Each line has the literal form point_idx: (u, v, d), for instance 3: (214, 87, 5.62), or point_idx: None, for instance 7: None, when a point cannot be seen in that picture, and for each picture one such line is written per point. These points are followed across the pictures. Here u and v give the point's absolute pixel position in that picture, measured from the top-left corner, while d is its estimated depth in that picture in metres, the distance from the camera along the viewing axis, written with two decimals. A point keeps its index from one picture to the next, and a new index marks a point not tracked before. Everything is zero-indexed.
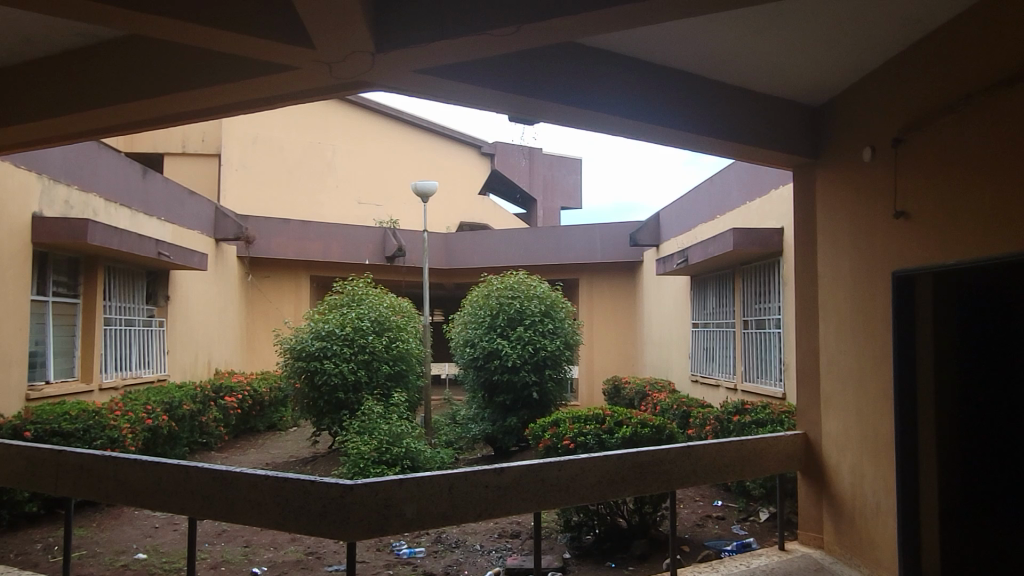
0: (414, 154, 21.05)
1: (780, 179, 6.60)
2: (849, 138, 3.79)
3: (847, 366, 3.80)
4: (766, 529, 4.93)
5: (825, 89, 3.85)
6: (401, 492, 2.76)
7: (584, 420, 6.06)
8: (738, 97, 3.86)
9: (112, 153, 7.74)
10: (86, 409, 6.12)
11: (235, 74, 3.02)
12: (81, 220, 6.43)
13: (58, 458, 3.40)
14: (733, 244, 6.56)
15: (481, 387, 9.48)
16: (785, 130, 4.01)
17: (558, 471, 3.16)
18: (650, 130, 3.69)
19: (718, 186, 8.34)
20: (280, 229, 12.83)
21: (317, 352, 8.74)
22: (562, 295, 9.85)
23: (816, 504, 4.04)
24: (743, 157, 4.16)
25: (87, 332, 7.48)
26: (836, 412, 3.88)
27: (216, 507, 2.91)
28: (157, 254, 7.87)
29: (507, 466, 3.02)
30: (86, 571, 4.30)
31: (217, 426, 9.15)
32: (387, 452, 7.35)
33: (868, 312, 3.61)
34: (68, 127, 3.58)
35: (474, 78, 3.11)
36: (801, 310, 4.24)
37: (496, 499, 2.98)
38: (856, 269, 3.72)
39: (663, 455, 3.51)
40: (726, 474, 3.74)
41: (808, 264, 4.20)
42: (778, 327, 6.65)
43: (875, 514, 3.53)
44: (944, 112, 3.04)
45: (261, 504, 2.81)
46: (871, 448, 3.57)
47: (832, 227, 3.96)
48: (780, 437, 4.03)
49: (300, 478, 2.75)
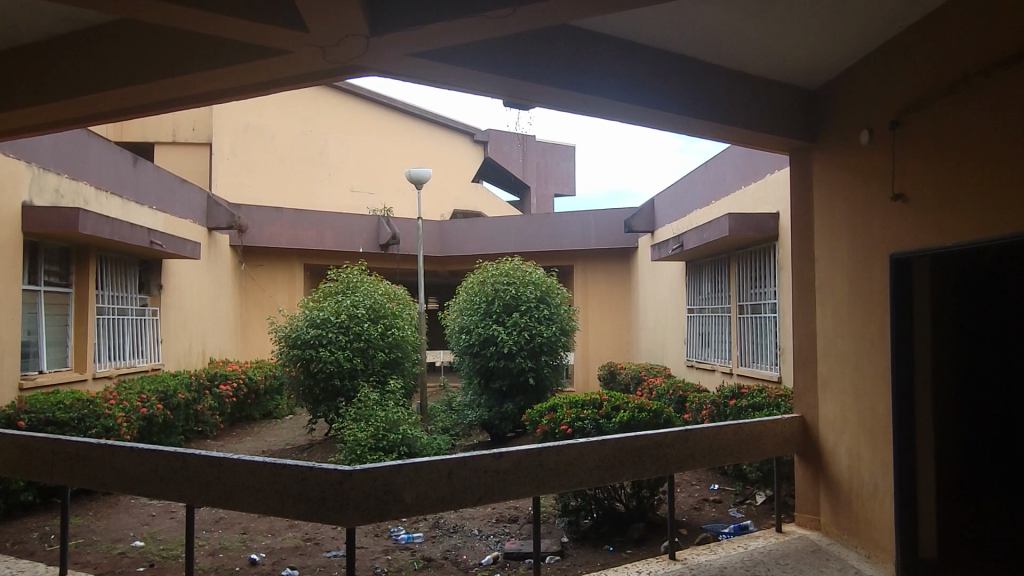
0: (407, 141, 20.94)
1: (775, 163, 6.60)
2: (846, 120, 3.76)
3: (844, 349, 3.81)
4: (763, 512, 4.94)
5: (822, 72, 3.82)
6: (400, 478, 2.75)
7: (581, 405, 6.05)
8: (735, 80, 3.83)
9: (103, 142, 7.67)
10: (80, 398, 6.09)
11: (226, 59, 2.98)
12: (72, 210, 6.37)
13: (53, 446, 3.37)
14: (728, 229, 6.56)
15: (477, 373, 9.49)
16: (781, 113, 3.99)
17: (557, 455, 3.15)
18: (646, 114, 3.66)
19: (713, 171, 8.32)
20: (273, 218, 12.76)
21: (311, 340, 8.71)
22: (557, 281, 9.84)
23: (813, 486, 4.05)
24: (740, 141, 4.14)
25: (80, 322, 7.43)
26: (833, 396, 3.89)
27: (213, 495, 2.90)
28: (149, 243, 7.82)
29: (506, 451, 3.02)
30: (83, 560, 4.29)
31: (212, 414, 9.14)
32: (384, 439, 7.36)
33: (865, 295, 3.61)
34: (58, 114, 3.53)
35: (470, 61, 3.08)
36: (798, 293, 4.24)
37: (496, 484, 2.98)
38: (854, 251, 3.71)
39: (661, 439, 3.50)
40: (723, 457, 3.74)
41: (805, 247, 4.19)
42: (773, 312, 6.67)
43: (872, 496, 3.54)
44: (943, 94, 3.02)
45: (260, 491, 2.79)
46: (868, 431, 3.57)
47: (829, 210, 3.95)
48: (777, 420, 4.04)
49: (298, 464, 2.74)
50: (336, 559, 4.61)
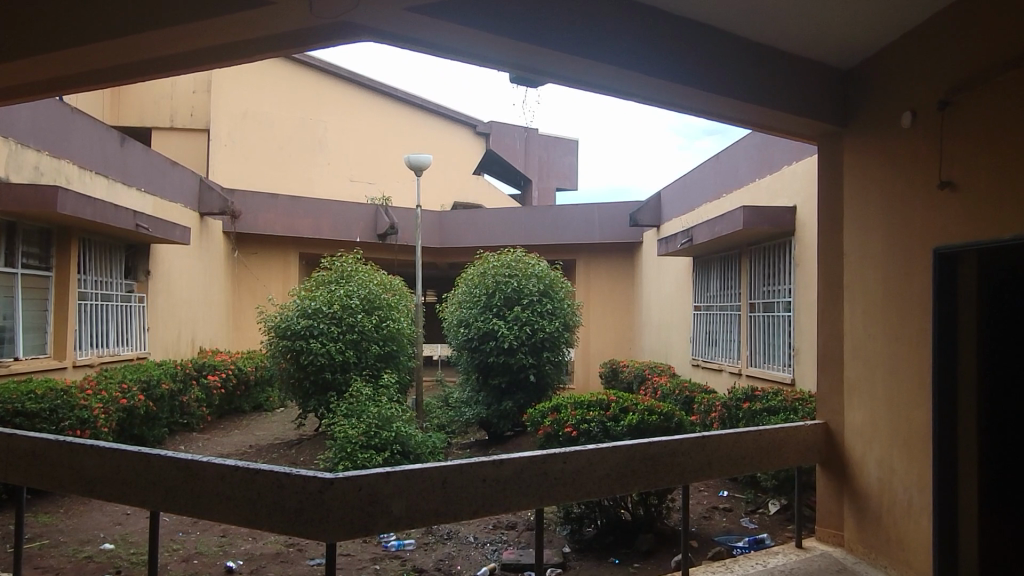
0: (408, 131, 20.59)
1: (793, 154, 6.29)
2: (885, 102, 3.44)
3: (876, 352, 3.49)
4: (778, 523, 4.68)
5: (858, 49, 3.51)
6: (388, 487, 2.44)
7: (586, 407, 5.77)
8: (763, 56, 3.52)
9: (86, 118, 7.33)
10: (53, 388, 5.77)
11: (199, 12, 2.67)
12: (50, 188, 6.06)
13: (7, 442, 3.06)
14: (742, 223, 6.26)
15: (475, 368, 9.21)
16: (809, 92, 3.68)
17: (563, 463, 2.84)
18: (668, 89, 3.36)
19: (725, 163, 8.00)
20: (268, 205, 12.45)
21: (302, 331, 8.38)
22: (560, 274, 9.51)
23: (837, 499, 3.75)
24: (766, 123, 3.82)
25: (60, 308, 7.11)
26: (862, 402, 3.58)
27: (179, 501, 2.58)
28: (135, 226, 7.47)
29: (508, 458, 2.71)
30: (45, 564, 3.97)
31: (199, 406, 8.84)
32: (376, 436, 7.09)
33: (903, 293, 3.29)
34: (17, 76, 3.21)
35: (475, 21, 2.76)
36: (823, 290, 3.94)
37: (495, 495, 2.66)
38: (891, 245, 3.39)
39: (676, 447, 3.20)
40: (742, 466, 3.43)
41: (833, 240, 3.88)
42: (787, 310, 6.38)
43: (905, 512, 3.25)
44: (1001, 70, 2.71)
45: (230, 498, 2.48)
46: (903, 441, 3.27)
47: (862, 201, 3.63)
48: (799, 426, 3.73)
49: (273, 469, 2.43)
50: (320, 568, 4.32)
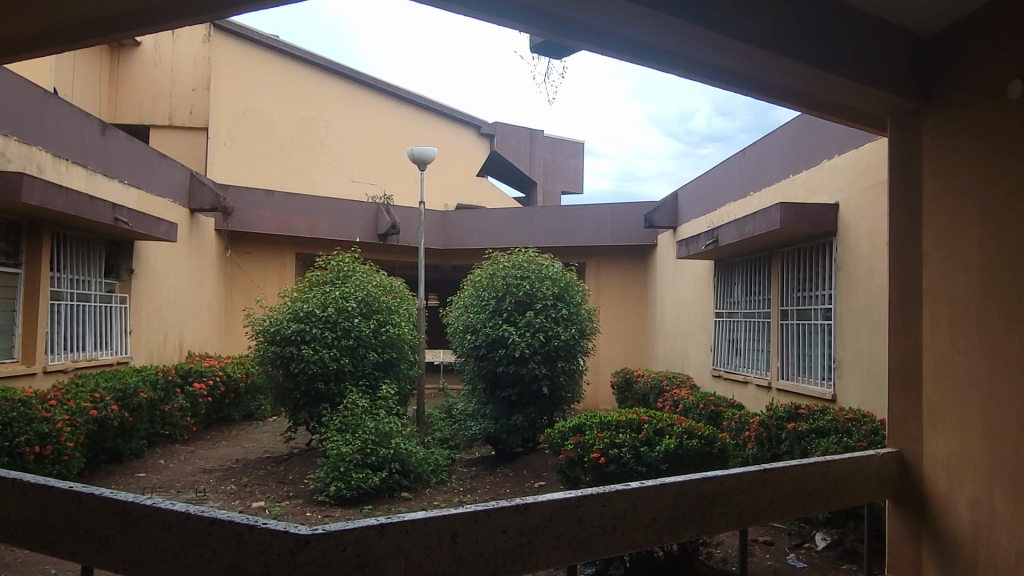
0: (411, 131, 20.10)
1: (834, 146, 5.75)
2: (985, 70, 2.88)
3: (972, 367, 2.90)
4: (829, 562, 4.23)
5: (950, 9, 2.97)
6: (382, 545, 1.82)
7: (615, 428, 5.28)
8: (837, 14, 2.97)
9: (62, 103, 6.81)
10: (10, 397, 5.25)
11: None
12: (14, 175, 5.52)
13: None
14: (778, 221, 5.68)
15: (482, 378, 8.65)
16: (889, 56, 3.12)
17: (603, 507, 2.19)
18: (722, 49, 2.80)
19: (754, 158, 7.45)
20: (265, 202, 11.89)
21: (293, 336, 7.81)
22: (576, 277, 8.93)
23: (916, 545, 3.14)
24: (833, 96, 3.26)
25: (29, 309, 6.58)
26: (951, 429, 2.99)
27: (113, 558, 1.87)
28: (114, 220, 6.90)
29: (534, 501, 2.07)
30: None
31: (183, 416, 8.32)
32: (372, 454, 6.80)
33: (1011, 300, 2.71)
34: None
35: None
36: (897, 293, 3.37)
37: (519, 553, 2.02)
38: (994, 239, 2.81)
39: (735, 483, 2.53)
40: (812, 505, 2.75)
41: (910, 237, 3.31)
42: (826, 318, 5.85)
43: (1008, 565, 2.67)
44: None
45: (178, 558, 1.80)
46: (1010, 480, 2.69)
47: (952, 190, 3.04)
48: (873, 455, 3.08)
49: (234, 518, 1.79)
50: None
